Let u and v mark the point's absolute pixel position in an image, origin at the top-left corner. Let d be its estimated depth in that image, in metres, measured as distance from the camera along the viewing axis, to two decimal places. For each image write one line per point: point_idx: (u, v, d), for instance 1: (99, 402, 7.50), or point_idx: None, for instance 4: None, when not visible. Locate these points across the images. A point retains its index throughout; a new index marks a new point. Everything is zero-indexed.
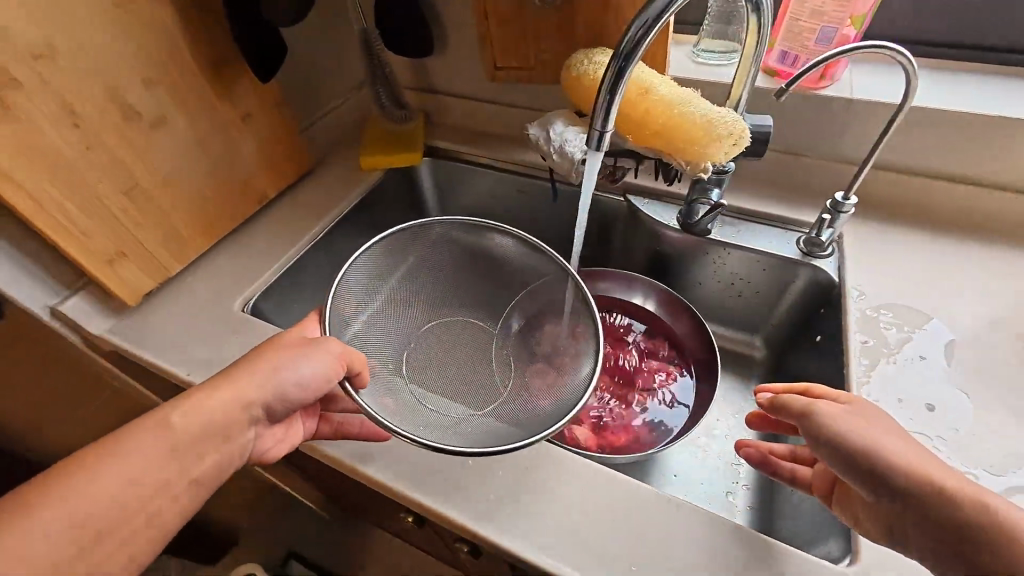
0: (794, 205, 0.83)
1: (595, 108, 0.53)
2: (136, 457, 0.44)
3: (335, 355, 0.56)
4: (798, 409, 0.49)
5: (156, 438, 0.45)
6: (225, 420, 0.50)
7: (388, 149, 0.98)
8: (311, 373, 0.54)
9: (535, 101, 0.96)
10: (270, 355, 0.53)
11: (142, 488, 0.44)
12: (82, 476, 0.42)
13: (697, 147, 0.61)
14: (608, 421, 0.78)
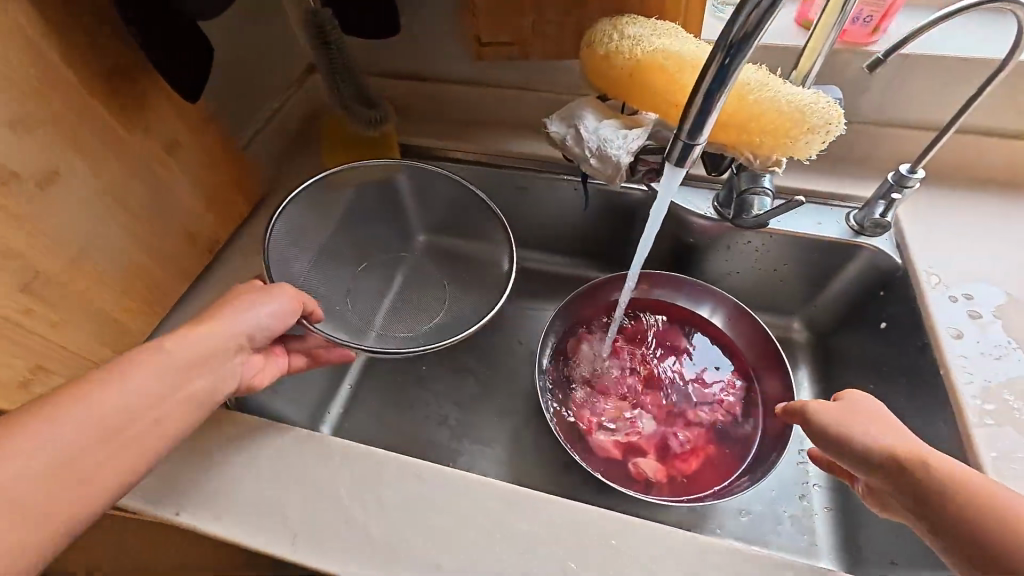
0: (841, 177, 0.74)
1: (682, 113, 0.41)
2: (146, 381, 0.41)
3: (293, 297, 0.54)
4: (790, 410, 0.49)
5: (151, 373, 0.42)
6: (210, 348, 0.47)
7: (358, 157, 0.80)
8: (273, 317, 0.52)
9: (529, 78, 0.81)
10: (219, 310, 0.49)
11: (133, 405, 0.40)
12: (64, 405, 0.38)
13: (783, 141, 0.50)
14: (677, 449, 0.70)
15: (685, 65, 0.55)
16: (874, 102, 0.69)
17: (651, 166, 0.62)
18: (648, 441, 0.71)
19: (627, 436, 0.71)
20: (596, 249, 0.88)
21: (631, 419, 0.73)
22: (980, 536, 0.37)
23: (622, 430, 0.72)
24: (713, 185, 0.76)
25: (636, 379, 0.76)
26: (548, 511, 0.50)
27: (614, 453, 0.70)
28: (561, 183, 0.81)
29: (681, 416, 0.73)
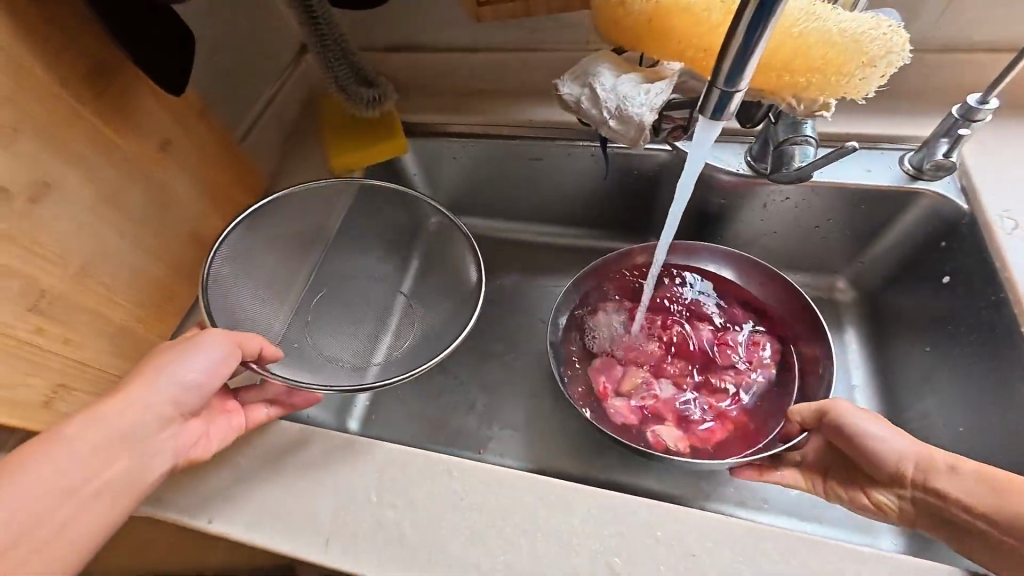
0: (894, 116, 0.65)
1: (717, 58, 0.35)
2: (117, 424, 0.44)
3: (224, 338, 0.50)
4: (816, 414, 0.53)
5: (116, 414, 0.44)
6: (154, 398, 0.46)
7: (361, 141, 0.76)
8: (206, 367, 0.49)
9: (533, 38, 0.75)
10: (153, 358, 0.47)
11: (97, 451, 0.43)
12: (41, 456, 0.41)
13: (832, 79, 0.43)
14: (701, 419, 0.63)
15: (713, 1, 0.48)
16: (934, 24, 0.60)
17: (676, 123, 0.56)
18: (668, 407, 0.64)
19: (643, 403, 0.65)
20: (618, 216, 0.82)
21: (649, 384, 0.66)
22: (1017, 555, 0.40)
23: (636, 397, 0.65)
24: (744, 138, 0.69)
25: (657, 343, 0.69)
26: (586, 506, 0.48)
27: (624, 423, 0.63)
28: (578, 150, 0.76)
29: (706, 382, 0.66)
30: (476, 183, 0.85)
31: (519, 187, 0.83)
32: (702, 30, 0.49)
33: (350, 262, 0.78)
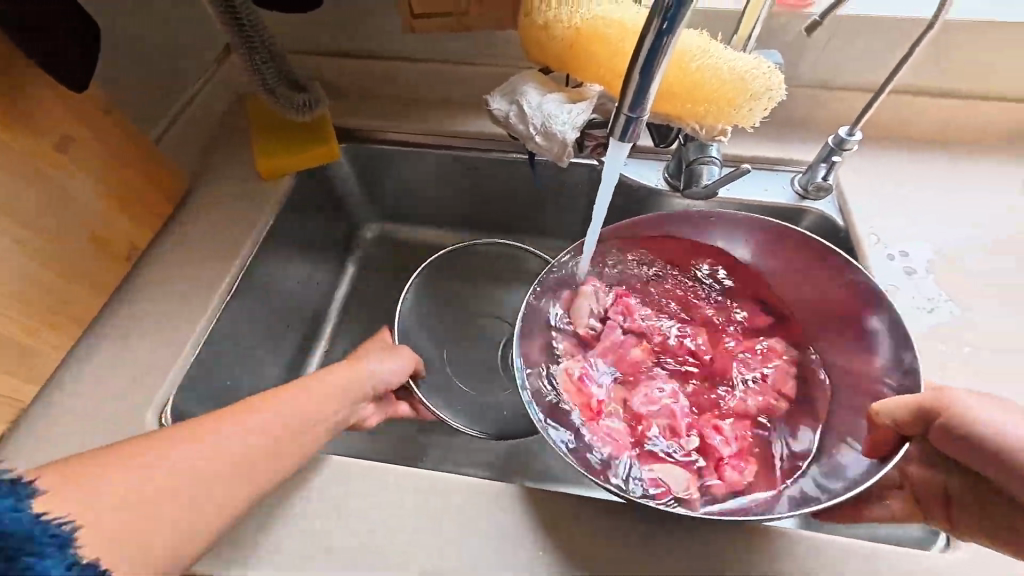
0: (787, 142, 0.74)
1: (622, 87, 0.39)
2: (310, 401, 0.47)
3: (412, 359, 0.62)
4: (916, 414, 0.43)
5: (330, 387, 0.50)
6: (349, 382, 0.52)
7: (289, 146, 0.74)
8: (396, 372, 0.58)
9: (468, 52, 0.78)
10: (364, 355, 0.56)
11: (287, 426, 0.45)
12: (207, 429, 0.41)
13: (724, 109, 0.49)
14: (722, 452, 0.53)
15: (626, 32, 0.52)
16: (814, 64, 0.70)
17: (598, 141, 0.60)
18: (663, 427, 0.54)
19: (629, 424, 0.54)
20: (552, 227, 0.86)
21: (647, 399, 0.56)
22: None
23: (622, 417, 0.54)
24: (663, 157, 0.75)
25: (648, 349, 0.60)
26: (511, 501, 0.50)
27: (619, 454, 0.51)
28: (512, 162, 0.79)
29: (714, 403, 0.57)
30: (416, 193, 0.86)
31: (458, 195, 0.85)
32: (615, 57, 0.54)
33: (281, 271, 0.76)
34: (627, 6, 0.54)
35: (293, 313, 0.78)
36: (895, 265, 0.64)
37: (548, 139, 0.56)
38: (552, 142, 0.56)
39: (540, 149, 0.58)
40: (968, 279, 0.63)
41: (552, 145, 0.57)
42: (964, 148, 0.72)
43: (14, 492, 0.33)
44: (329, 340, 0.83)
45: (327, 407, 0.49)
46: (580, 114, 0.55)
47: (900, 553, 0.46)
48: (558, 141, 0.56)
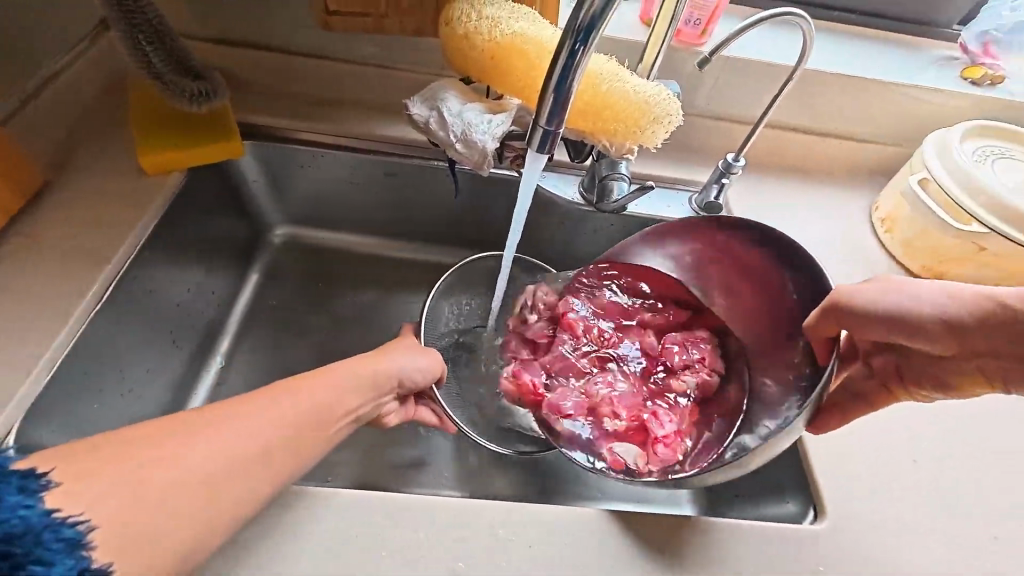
0: (686, 164, 0.82)
1: (540, 99, 0.41)
2: (328, 394, 0.45)
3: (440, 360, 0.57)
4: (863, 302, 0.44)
5: (343, 382, 0.46)
6: (378, 375, 0.50)
7: (180, 138, 0.67)
8: (423, 369, 0.55)
9: (387, 56, 0.76)
10: (385, 353, 0.52)
11: (305, 417, 0.42)
12: (227, 418, 0.39)
13: (631, 128, 0.53)
14: (658, 432, 0.51)
15: (543, 50, 0.54)
16: (706, 97, 0.79)
17: (517, 153, 0.62)
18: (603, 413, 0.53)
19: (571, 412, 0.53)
20: (473, 235, 0.86)
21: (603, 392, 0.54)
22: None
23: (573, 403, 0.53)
24: (579, 172, 0.79)
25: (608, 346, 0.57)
26: (430, 515, 0.47)
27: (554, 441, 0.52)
28: (432, 170, 0.78)
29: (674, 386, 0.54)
30: (332, 198, 0.82)
31: (376, 201, 0.82)
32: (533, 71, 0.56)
33: (168, 277, 0.67)
34: (545, 25, 0.56)
35: (183, 323, 0.71)
36: None
37: (469, 147, 0.57)
38: (473, 149, 0.57)
39: (461, 156, 0.58)
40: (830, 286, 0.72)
41: (473, 153, 0.57)
42: (824, 177, 0.84)
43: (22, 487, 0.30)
44: (228, 354, 0.76)
45: (341, 403, 0.46)
46: (500, 124, 0.57)
47: (798, 531, 0.49)
48: (478, 149, 0.57)
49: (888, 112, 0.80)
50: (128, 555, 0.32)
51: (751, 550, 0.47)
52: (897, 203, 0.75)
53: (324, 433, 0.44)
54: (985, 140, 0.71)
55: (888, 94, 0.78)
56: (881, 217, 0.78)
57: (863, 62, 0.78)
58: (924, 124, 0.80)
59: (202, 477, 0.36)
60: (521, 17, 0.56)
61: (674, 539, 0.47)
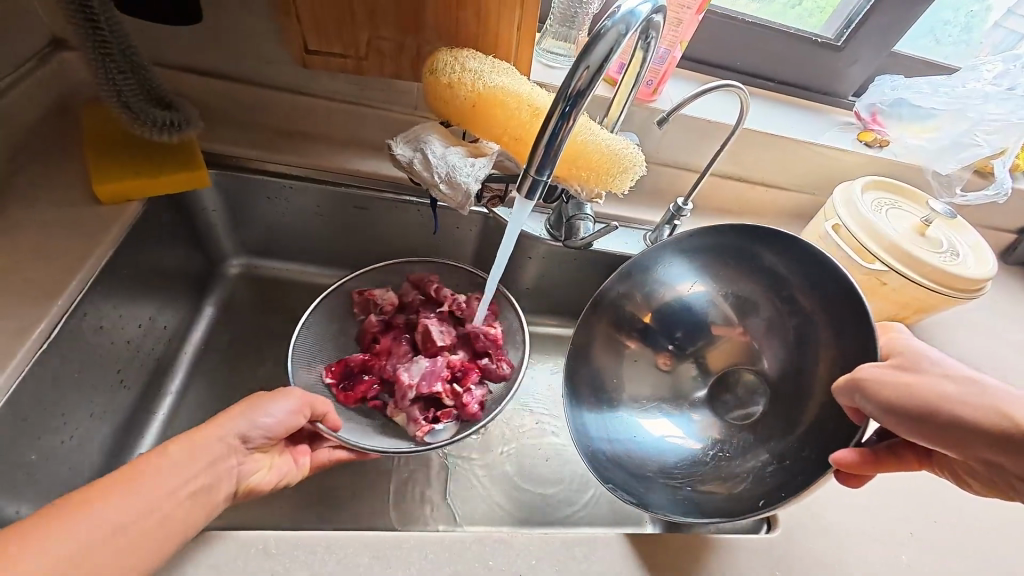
0: (639, 206, 0.90)
1: (530, 153, 0.45)
2: (165, 476, 0.42)
3: (304, 398, 0.55)
4: (977, 419, 0.39)
5: (182, 457, 0.44)
6: (214, 445, 0.46)
7: (142, 167, 0.64)
8: (277, 415, 0.52)
9: (361, 94, 0.78)
10: (216, 417, 0.48)
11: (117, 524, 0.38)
12: (31, 537, 0.34)
13: (602, 176, 0.59)
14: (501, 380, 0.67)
15: (522, 102, 0.59)
16: (655, 147, 0.88)
17: (494, 193, 0.66)
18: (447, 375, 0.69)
19: (427, 381, 0.67)
20: None
21: (413, 374, 0.67)
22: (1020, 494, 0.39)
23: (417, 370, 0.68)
24: (543, 210, 0.84)
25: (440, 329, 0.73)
26: (421, 551, 0.46)
27: (424, 424, 0.65)
28: (404, 206, 0.80)
29: (486, 342, 0.73)
30: (295, 231, 0.81)
31: (345, 234, 0.83)
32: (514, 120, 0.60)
33: (120, 313, 0.62)
34: (524, 80, 0.62)
35: (131, 361, 0.66)
36: None
37: (451, 189, 0.60)
38: (456, 191, 0.60)
39: (442, 197, 0.61)
40: None
41: (457, 194, 0.60)
42: (753, 220, 0.97)
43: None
44: (179, 393, 0.71)
45: (169, 483, 0.42)
46: (483, 168, 0.60)
47: (761, 541, 0.54)
48: (461, 189, 0.59)
49: (803, 166, 0.94)
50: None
51: (721, 560, 0.52)
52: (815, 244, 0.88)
53: (148, 528, 0.39)
54: (881, 192, 0.85)
55: (805, 151, 0.91)
56: None
57: (782, 122, 0.92)
58: (833, 174, 0.94)
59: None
60: (502, 71, 0.61)
61: (655, 557, 0.51)
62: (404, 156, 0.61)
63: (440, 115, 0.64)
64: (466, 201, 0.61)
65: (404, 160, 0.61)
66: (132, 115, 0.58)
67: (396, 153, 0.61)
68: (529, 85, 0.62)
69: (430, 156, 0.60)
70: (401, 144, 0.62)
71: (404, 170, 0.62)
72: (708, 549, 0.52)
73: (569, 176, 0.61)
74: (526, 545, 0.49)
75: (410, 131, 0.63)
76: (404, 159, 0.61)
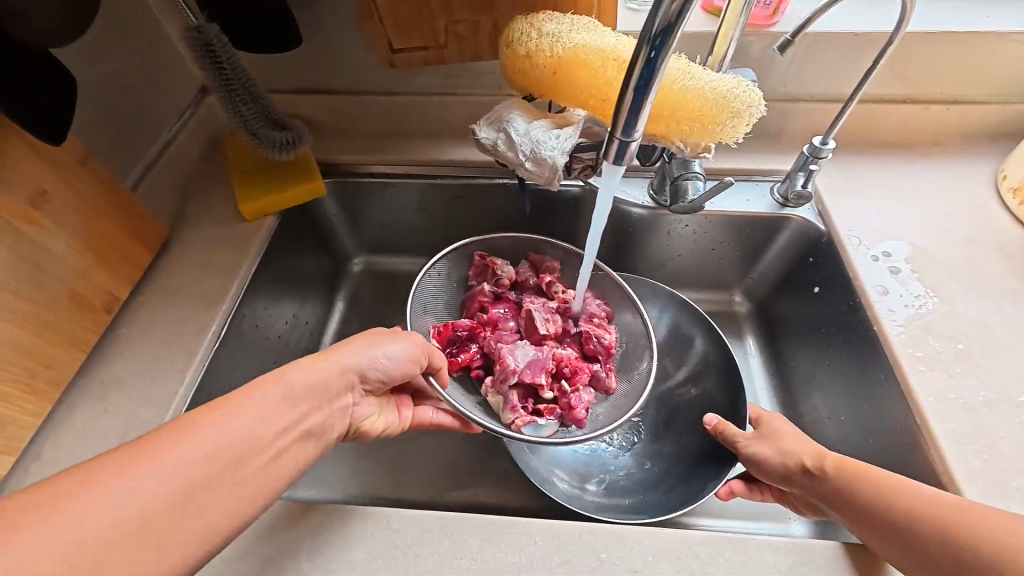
0: (763, 154, 0.77)
1: (615, 113, 0.40)
2: (264, 407, 0.39)
3: (421, 346, 0.55)
4: (786, 462, 0.51)
5: (298, 390, 0.43)
6: (333, 373, 0.47)
7: (272, 185, 0.73)
8: (395, 357, 0.52)
9: (447, 84, 0.78)
10: (344, 345, 0.50)
11: (230, 449, 0.36)
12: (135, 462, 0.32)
13: (708, 127, 0.51)
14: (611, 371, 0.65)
15: (607, 59, 0.53)
16: (779, 80, 0.73)
17: (585, 164, 0.60)
18: (551, 369, 0.63)
19: (529, 372, 0.61)
20: None
21: (523, 356, 0.63)
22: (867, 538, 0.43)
23: (526, 353, 0.63)
24: (645, 175, 0.77)
25: (547, 316, 0.67)
26: (531, 538, 0.46)
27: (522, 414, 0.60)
28: (497, 189, 0.79)
29: (599, 345, 0.67)
30: (404, 227, 0.87)
31: (447, 224, 0.85)
32: (599, 81, 0.54)
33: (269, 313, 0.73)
34: (607, 33, 0.56)
35: (283, 352, 0.77)
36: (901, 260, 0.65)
37: (538, 166, 0.57)
38: (543, 167, 0.57)
39: (530, 175, 0.59)
40: (947, 272, 0.64)
41: (544, 170, 0.57)
42: (925, 150, 0.76)
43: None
44: None
45: (280, 415, 0.40)
46: (569, 139, 0.56)
47: None
48: (548, 164, 0.56)
49: (1004, 67, 0.70)
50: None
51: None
52: None
53: (257, 462, 0.38)
54: None
55: (1004, 46, 0.68)
56: (1011, 189, 0.69)
57: (968, 14, 0.69)
58: None
59: (96, 537, 0.29)
60: (582, 28, 0.56)
61: (801, 565, 0.44)
62: (488, 139, 0.59)
63: (521, 89, 0.61)
64: (555, 176, 0.58)
65: (489, 143, 0.60)
66: (257, 141, 0.66)
67: (481, 137, 0.59)
68: (614, 37, 0.55)
69: (514, 134, 0.57)
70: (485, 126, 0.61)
71: (490, 153, 0.61)
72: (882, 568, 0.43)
73: (669, 134, 0.53)
74: (642, 541, 0.45)
75: (492, 111, 0.61)
76: (489, 141, 0.59)
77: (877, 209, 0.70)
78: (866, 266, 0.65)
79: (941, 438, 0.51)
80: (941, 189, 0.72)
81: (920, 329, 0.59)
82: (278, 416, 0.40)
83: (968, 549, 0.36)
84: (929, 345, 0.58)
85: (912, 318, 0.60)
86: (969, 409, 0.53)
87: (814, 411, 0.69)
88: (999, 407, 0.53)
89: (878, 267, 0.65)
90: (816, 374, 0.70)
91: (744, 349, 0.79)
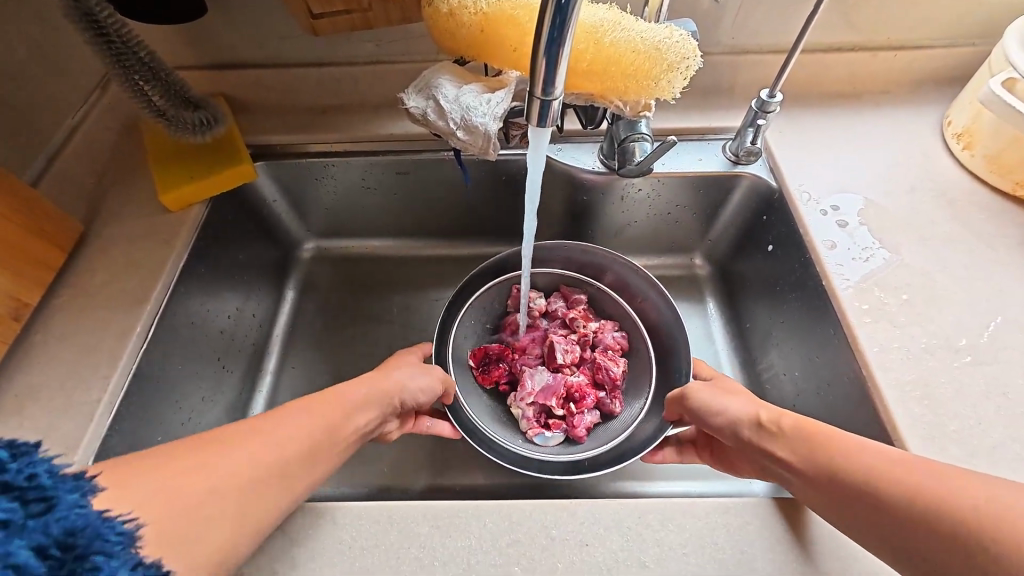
0: (714, 111, 0.75)
1: (531, 68, 0.36)
2: (322, 415, 0.44)
3: (444, 377, 0.57)
4: (739, 415, 0.48)
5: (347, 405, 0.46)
6: (385, 391, 0.51)
7: (195, 169, 0.68)
8: (426, 389, 0.55)
9: (378, 52, 0.73)
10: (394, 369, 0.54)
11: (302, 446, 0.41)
12: (206, 458, 0.36)
13: (643, 83, 0.48)
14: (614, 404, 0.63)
15: (534, 13, 0.50)
16: (727, 32, 0.70)
17: (522, 129, 0.61)
18: (563, 393, 0.64)
19: (543, 395, 0.63)
20: (494, 223, 0.84)
21: (538, 380, 0.64)
22: (824, 496, 0.39)
23: (541, 378, 0.64)
24: (595, 139, 0.74)
25: (566, 346, 0.67)
26: (479, 520, 0.45)
27: (533, 424, 0.62)
28: (443, 162, 0.75)
29: (608, 374, 0.64)
30: (351, 208, 0.82)
31: (397, 203, 0.81)
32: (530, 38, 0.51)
33: (209, 308, 0.69)
34: None
35: (228, 349, 0.71)
36: (851, 212, 0.65)
37: (470, 136, 0.54)
38: (477, 137, 0.54)
39: (464, 146, 0.56)
40: (895, 223, 0.63)
41: (478, 139, 0.54)
42: (875, 100, 0.75)
43: (78, 486, 0.30)
44: (276, 372, 0.75)
45: (348, 420, 0.46)
46: (500, 103, 0.53)
47: None
48: (480, 131, 0.53)
49: (951, 7, 0.68)
50: (176, 557, 0.31)
51: (851, 535, 0.43)
52: (974, 115, 0.65)
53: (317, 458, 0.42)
54: None
55: None
56: (955, 134, 0.68)
57: None
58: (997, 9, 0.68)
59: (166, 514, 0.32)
60: None
61: (748, 525, 0.44)
62: (417, 109, 0.55)
63: (449, 53, 0.57)
64: (490, 145, 0.55)
65: (418, 114, 0.56)
66: (168, 122, 0.63)
67: (410, 107, 0.56)
68: None
69: (443, 104, 0.54)
70: (412, 93, 0.56)
71: (421, 125, 0.57)
72: (836, 526, 0.43)
73: (604, 93, 0.50)
74: (594, 514, 0.45)
75: (420, 78, 0.57)
76: (419, 112, 0.55)
77: (827, 162, 0.69)
78: (816, 220, 0.64)
79: (885, 387, 0.52)
80: (888, 137, 0.71)
81: (868, 281, 0.59)
82: (330, 416, 0.44)
83: (945, 515, 0.32)
84: (874, 295, 0.58)
85: (864, 271, 0.60)
86: (912, 358, 0.53)
87: (771, 368, 0.69)
88: (940, 353, 0.54)
89: (830, 220, 0.64)
90: (772, 332, 0.70)
91: (705, 312, 0.79)
